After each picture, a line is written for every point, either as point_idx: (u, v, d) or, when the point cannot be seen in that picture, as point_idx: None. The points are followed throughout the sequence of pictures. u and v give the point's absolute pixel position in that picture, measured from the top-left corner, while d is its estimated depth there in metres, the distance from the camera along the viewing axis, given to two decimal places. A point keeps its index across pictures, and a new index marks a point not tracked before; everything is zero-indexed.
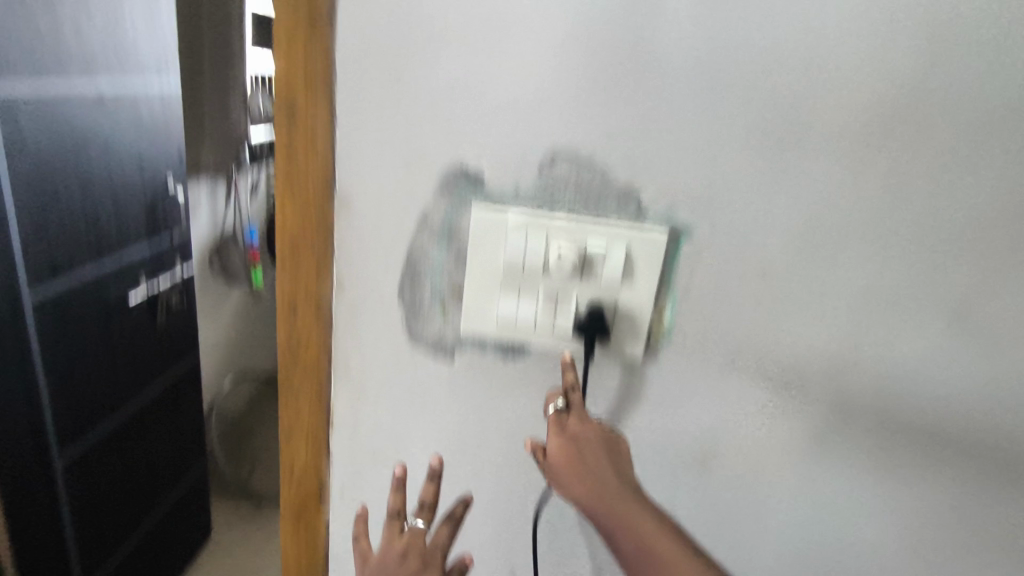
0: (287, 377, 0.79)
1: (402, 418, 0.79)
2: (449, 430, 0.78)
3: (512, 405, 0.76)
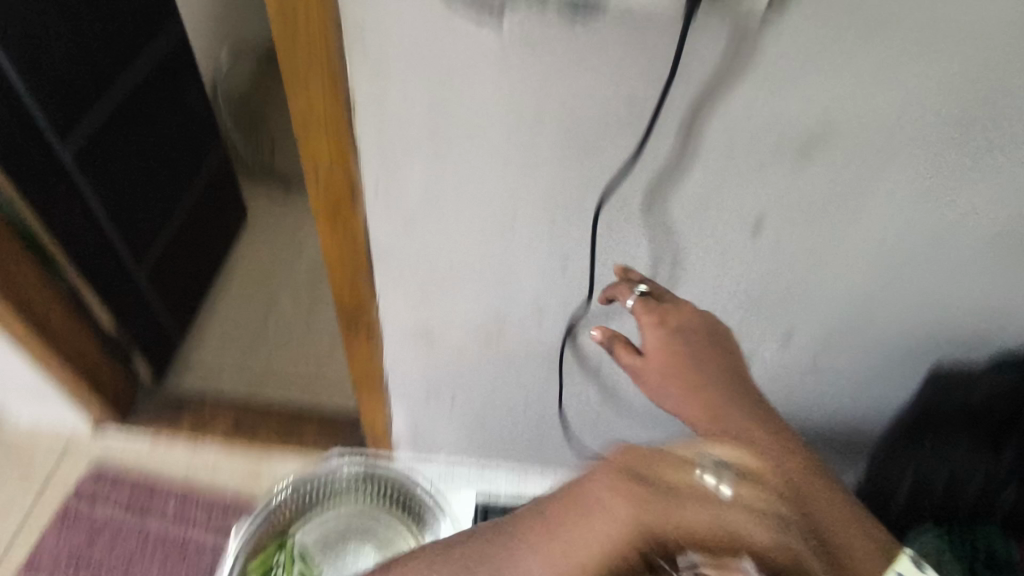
0: (287, 52, 0.61)
1: (435, 110, 0.64)
2: (490, 125, 0.65)
3: (564, 91, 0.61)
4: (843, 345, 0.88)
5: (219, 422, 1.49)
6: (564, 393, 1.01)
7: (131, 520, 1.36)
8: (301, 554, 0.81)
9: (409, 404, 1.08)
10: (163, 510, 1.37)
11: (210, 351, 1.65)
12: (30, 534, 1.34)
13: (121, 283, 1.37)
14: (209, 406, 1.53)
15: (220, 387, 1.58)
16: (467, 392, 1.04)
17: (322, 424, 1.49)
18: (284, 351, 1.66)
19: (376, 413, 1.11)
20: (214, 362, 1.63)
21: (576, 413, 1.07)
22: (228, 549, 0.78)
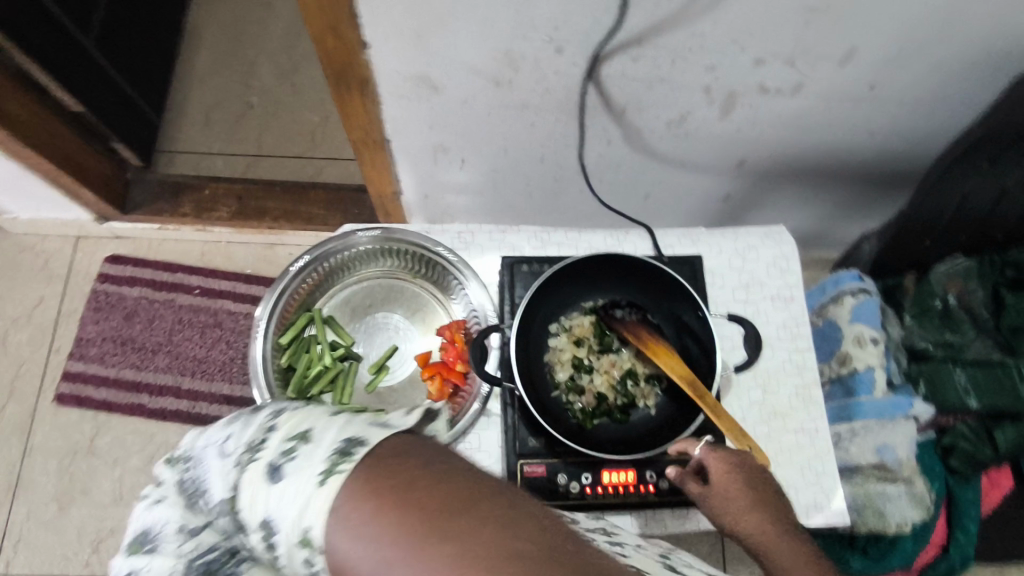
0: None
1: None
2: None
3: None
4: (902, 67, 0.76)
5: (223, 199, 1.40)
6: (586, 139, 0.92)
7: (161, 298, 1.39)
8: (328, 320, 0.81)
9: (415, 166, 0.99)
10: (190, 288, 1.40)
11: (194, 130, 1.51)
12: (70, 320, 1.38)
13: (74, 62, 1.19)
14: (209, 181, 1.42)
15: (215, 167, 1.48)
16: (477, 148, 0.95)
17: (329, 191, 1.40)
18: (274, 123, 1.52)
19: (383, 178, 1.03)
20: (201, 143, 1.50)
21: (597, 161, 0.98)
22: (257, 321, 0.73)
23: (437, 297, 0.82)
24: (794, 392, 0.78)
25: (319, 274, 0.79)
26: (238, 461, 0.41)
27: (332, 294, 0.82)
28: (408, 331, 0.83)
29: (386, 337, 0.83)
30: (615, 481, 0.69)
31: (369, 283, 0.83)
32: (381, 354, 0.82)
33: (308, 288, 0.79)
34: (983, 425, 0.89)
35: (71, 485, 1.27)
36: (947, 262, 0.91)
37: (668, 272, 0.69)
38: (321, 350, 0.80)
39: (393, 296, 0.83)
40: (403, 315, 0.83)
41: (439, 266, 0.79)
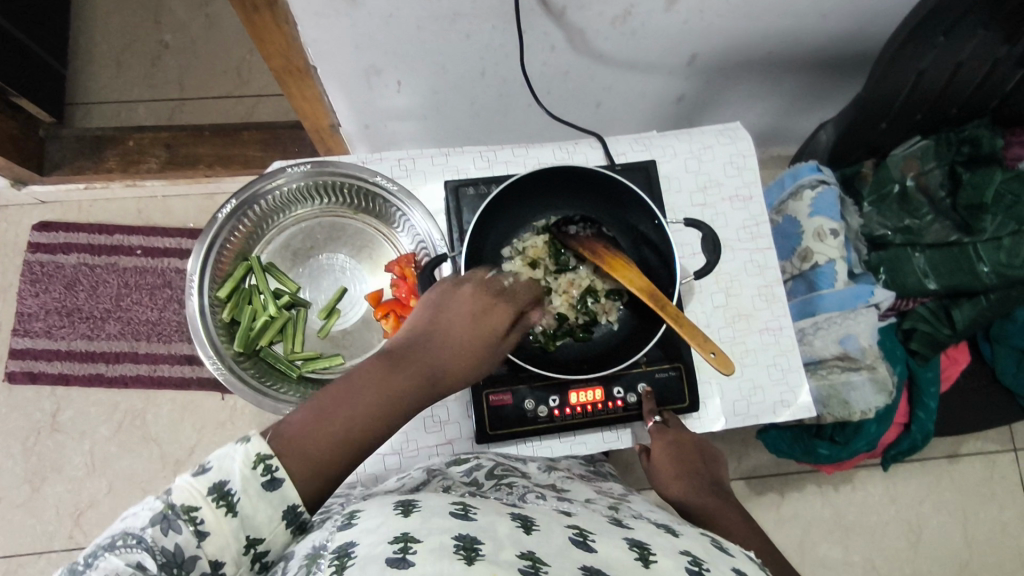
0: None
1: None
2: None
3: None
4: None
5: (151, 150, 1.29)
6: (526, 46, 0.85)
7: (102, 263, 1.31)
8: (268, 268, 0.77)
9: (347, 93, 0.92)
10: (131, 249, 1.32)
11: (107, 77, 1.38)
12: (7, 295, 1.30)
13: None
14: (132, 132, 1.30)
15: (137, 116, 1.37)
16: (411, 67, 0.88)
17: (264, 131, 1.30)
18: (193, 62, 1.39)
19: (316, 110, 0.94)
20: (118, 89, 1.38)
21: (542, 70, 0.92)
22: (191, 274, 0.68)
23: (383, 231, 0.78)
24: (756, 292, 0.77)
25: (251, 220, 0.73)
26: (157, 524, 0.43)
27: (270, 240, 0.77)
28: (356, 270, 0.79)
29: (338, 273, 0.79)
30: (582, 400, 0.68)
31: (307, 224, 0.78)
32: (330, 298, 0.79)
33: (242, 237, 0.73)
34: (941, 306, 0.91)
35: (40, 463, 1.24)
36: (905, 144, 0.90)
37: (619, 181, 0.65)
38: (264, 300, 0.77)
39: (335, 235, 0.79)
40: (348, 254, 0.79)
41: (378, 198, 0.74)
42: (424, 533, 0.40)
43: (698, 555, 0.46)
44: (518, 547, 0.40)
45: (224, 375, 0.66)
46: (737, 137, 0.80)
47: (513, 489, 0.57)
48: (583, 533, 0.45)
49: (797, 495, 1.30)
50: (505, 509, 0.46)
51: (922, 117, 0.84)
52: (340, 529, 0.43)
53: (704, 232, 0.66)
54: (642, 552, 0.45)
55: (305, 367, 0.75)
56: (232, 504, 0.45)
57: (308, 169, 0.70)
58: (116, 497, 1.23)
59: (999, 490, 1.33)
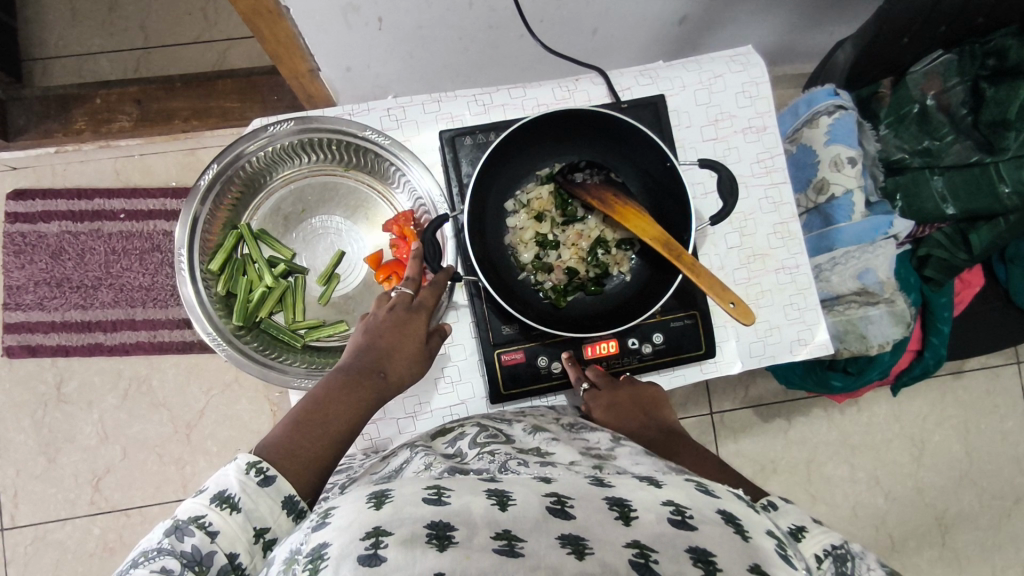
0: None
1: None
2: None
3: None
4: None
5: (121, 107, 1.21)
6: None
7: (85, 230, 1.27)
8: (260, 235, 0.74)
9: (323, 35, 0.84)
10: (114, 213, 1.27)
11: (63, 27, 1.28)
12: None
13: None
14: (98, 88, 1.22)
15: (102, 70, 1.28)
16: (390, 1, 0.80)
17: (239, 79, 1.22)
18: (154, 5, 1.28)
19: (292, 55, 0.87)
20: (76, 41, 1.28)
21: None
22: (179, 241, 0.64)
23: (376, 188, 0.74)
24: (772, 230, 0.73)
25: (237, 186, 0.69)
26: (176, 528, 0.46)
27: (259, 204, 0.74)
28: (351, 230, 0.76)
29: (334, 234, 0.76)
30: (598, 352, 0.67)
31: (297, 185, 0.74)
32: (328, 263, 0.76)
33: (228, 205, 0.70)
34: (959, 230, 0.88)
35: (52, 434, 1.24)
36: (925, 59, 0.84)
37: (627, 122, 0.60)
38: (259, 269, 0.75)
39: (327, 195, 0.75)
40: (343, 214, 0.76)
41: (370, 154, 0.69)
42: (395, 525, 0.40)
43: (680, 503, 0.45)
44: (491, 529, 0.41)
45: (227, 351, 0.64)
46: (749, 63, 0.74)
47: (494, 458, 0.53)
48: (561, 499, 0.44)
49: (804, 419, 1.32)
50: (480, 486, 0.45)
51: (945, 29, 0.77)
52: (315, 529, 0.42)
53: (721, 175, 0.63)
54: (622, 510, 0.44)
55: (309, 335, 0.73)
56: (235, 504, 0.47)
57: (291, 127, 0.65)
58: (131, 463, 1.24)
59: (1000, 402, 1.35)
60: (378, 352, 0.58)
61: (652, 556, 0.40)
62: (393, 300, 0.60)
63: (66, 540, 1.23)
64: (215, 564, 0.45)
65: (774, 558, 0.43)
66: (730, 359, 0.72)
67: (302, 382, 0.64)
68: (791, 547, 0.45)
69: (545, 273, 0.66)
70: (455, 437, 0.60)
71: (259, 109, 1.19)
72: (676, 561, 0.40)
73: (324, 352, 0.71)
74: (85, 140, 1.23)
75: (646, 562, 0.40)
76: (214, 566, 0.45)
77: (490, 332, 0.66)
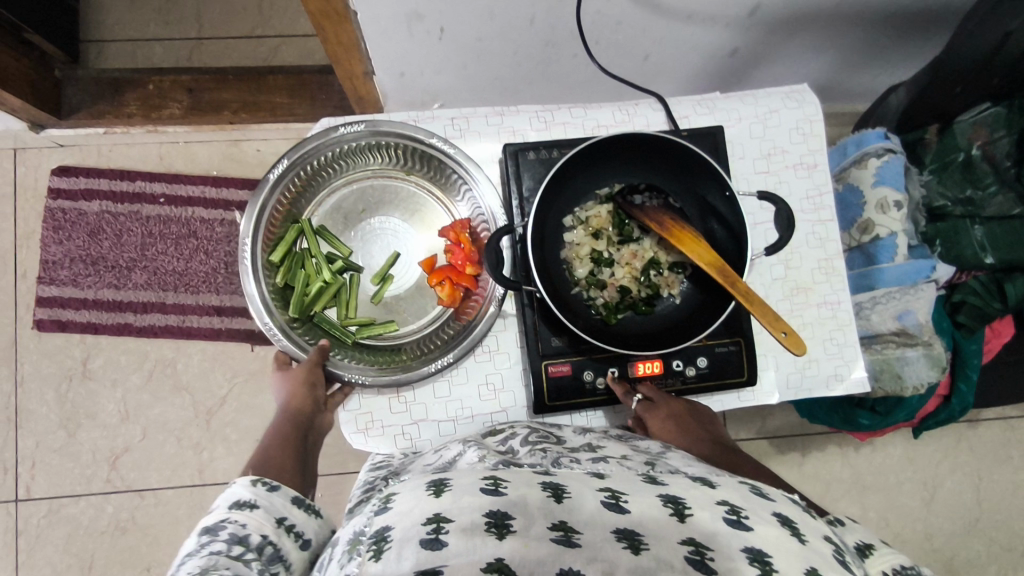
0: None
1: None
2: None
3: None
4: None
5: (172, 94, 1.24)
6: None
7: (125, 211, 1.29)
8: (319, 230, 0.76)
9: (387, 40, 0.86)
10: (154, 197, 1.29)
11: (121, 12, 1.31)
12: (29, 243, 1.28)
13: None
14: (152, 74, 1.25)
15: (155, 56, 1.30)
16: (457, 14, 0.82)
17: (290, 77, 1.25)
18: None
19: (352, 57, 0.90)
20: (132, 27, 1.31)
21: (594, 19, 0.86)
22: (243, 232, 0.65)
23: (436, 194, 0.77)
24: (817, 265, 0.75)
25: (301, 179, 0.71)
26: (208, 531, 0.51)
27: (322, 201, 0.76)
28: (407, 232, 0.78)
29: (386, 238, 0.78)
30: (642, 372, 0.68)
31: (359, 185, 0.77)
32: (382, 263, 0.78)
33: (291, 198, 0.72)
34: (995, 279, 0.89)
35: (74, 409, 1.25)
36: (974, 110, 0.85)
37: (689, 148, 0.62)
38: (318, 264, 0.76)
39: (386, 198, 0.77)
40: (401, 216, 0.78)
41: (435, 160, 0.72)
42: (456, 513, 0.41)
43: (735, 504, 0.45)
44: (549, 518, 0.42)
45: (284, 343, 0.66)
46: (805, 102, 0.76)
47: (547, 456, 0.55)
48: (615, 494, 0.45)
49: (819, 454, 1.32)
50: (535, 479, 0.46)
51: (1000, 81, 0.78)
52: (378, 514, 0.44)
53: (778, 208, 0.64)
54: (677, 507, 0.44)
55: (360, 333, 0.75)
56: (253, 504, 0.54)
57: (361, 129, 0.67)
58: (151, 444, 1.25)
59: (1015, 452, 1.35)
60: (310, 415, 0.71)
61: (707, 555, 0.41)
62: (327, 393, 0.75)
63: (80, 517, 1.23)
64: (255, 538, 0.51)
65: (828, 559, 0.43)
66: (770, 389, 0.73)
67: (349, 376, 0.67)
68: (847, 555, 0.46)
69: (597, 290, 0.68)
70: (506, 437, 0.61)
71: (309, 107, 1.22)
72: (731, 559, 0.41)
73: (373, 350, 0.74)
74: (134, 123, 1.26)
75: (703, 559, 0.41)
76: (255, 543, 0.51)
77: (537, 344, 0.68)
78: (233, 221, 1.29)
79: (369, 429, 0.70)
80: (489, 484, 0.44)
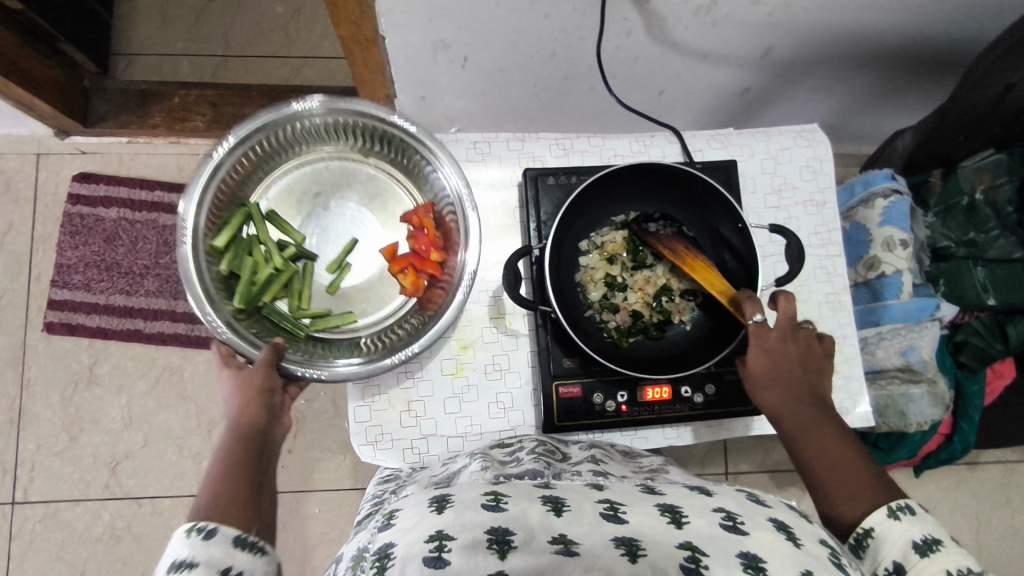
0: None
1: None
2: None
3: None
4: None
5: (196, 108, 1.29)
6: (605, 31, 0.83)
7: (142, 219, 1.31)
8: (268, 215, 0.79)
9: (412, 66, 0.90)
10: (171, 206, 1.31)
11: (151, 28, 1.35)
12: (46, 246, 1.30)
13: None
14: (178, 88, 1.28)
15: (180, 70, 1.34)
16: (481, 43, 0.85)
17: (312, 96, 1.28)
18: (239, 18, 1.36)
19: (377, 79, 0.93)
20: (161, 42, 1.34)
21: (613, 54, 0.89)
22: (190, 210, 0.68)
23: (388, 176, 0.82)
24: (824, 299, 0.76)
25: (251, 157, 0.74)
26: None
27: (270, 183, 0.80)
28: (360, 219, 0.83)
29: (342, 222, 0.83)
30: (651, 396, 0.69)
31: (310, 169, 0.81)
32: (338, 251, 0.83)
33: (238, 180, 0.75)
34: (996, 320, 0.91)
35: (77, 413, 1.26)
36: (976, 156, 0.88)
37: (703, 178, 0.65)
38: (266, 251, 0.79)
39: (343, 178, 0.82)
40: (360, 201, 0.83)
41: (384, 139, 0.76)
42: (457, 530, 0.42)
43: (731, 510, 0.46)
44: (549, 533, 0.43)
45: (229, 334, 0.66)
46: (815, 141, 0.79)
47: (550, 468, 0.56)
48: (614, 506, 0.46)
49: None
50: (536, 492, 0.47)
51: (1004, 129, 0.81)
52: (381, 530, 0.46)
53: (789, 240, 0.67)
54: (674, 515, 0.45)
55: (314, 324, 0.78)
56: (189, 564, 0.47)
57: (315, 106, 0.70)
58: (152, 451, 1.25)
59: (1015, 497, 1.35)
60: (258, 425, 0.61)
61: (703, 560, 0.41)
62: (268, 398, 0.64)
63: (75, 522, 1.23)
64: None
65: (827, 564, 0.43)
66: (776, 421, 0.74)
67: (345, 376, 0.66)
68: (845, 558, 0.46)
69: (609, 313, 0.69)
70: (513, 449, 0.63)
71: None
72: (726, 566, 0.41)
73: (325, 343, 0.76)
74: (158, 135, 1.29)
75: (698, 567, 0.41)
76: None
77: (551, 365, 0.69)
78: None
79: (378, 442, 0.71)
80: (491, 500, 0.45)
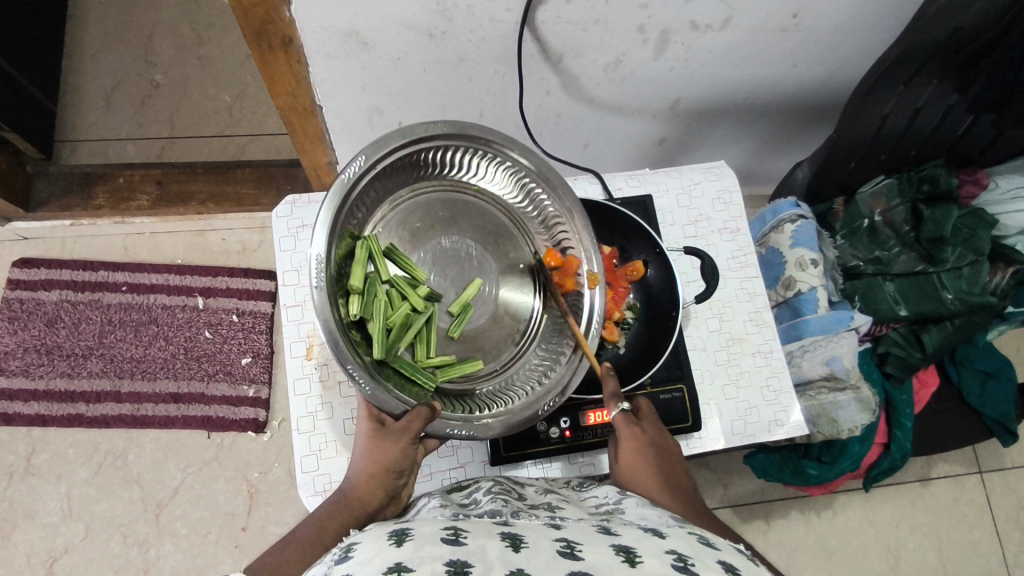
0: None
1: None
2: None
3: None
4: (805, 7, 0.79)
5: (141, 187, 1.29)
6: (525, 90, 0.90)
7: (85, 300, 1.29)
8: (388, 252, 0.69)
9: (350, 131, 0.95)
10: (116, 285, 1.30)
11: (97, 114, 1.39)
12: None
13: None
14: (122, 169, 1.30)
15: (126, 153, 1.37)
16: (412, 107, 0.92)
17: (258, 169, 1.32)
18: (185, 101, 1.41)
19: (317, 147, 0.98)
20: (106, 127, 1.38)
21: (537, 111, 0.97)
22: (318, 241, 0.59)
23: (506, 209, 0.73)
24: (748, 317, 0.81)
25: (371, 187, 0.66)
26: None
27: (384, 217, 0.70)
28: (482, 260, 0.72)
29: (462, 251, 0.72)
30: (592, 420, 0.72)
31: (426, 199, 0.72)
32: (462, 291, 0.71)
33: (355, 208, 0.65)
34: (912, 330, 0.98)
35: (11, 508, 1.19)
36: (871, 182, 0.97)
37: (615, 209, 0.74)
38: (391, 290, 0.68)
39: (457, 214, 0.72)
40: (475, 239, 0.73)
41: (509, 168, 0.71)
42: (416, 563, 0.41)
43: (683, 552, 0.45)
44: (506, 566, 0.41)
45: (372, 389, 0.58)
46: (720, 174, 0.86)
47: (507, 507, 0.56)
48: (570, 544, 0.45)
49: (783, 521, 1.33)
50: (495, 530, 0.47)
51: (887, 154, 0.91)
52: (338, 562, 0.44)
53: (705, 261, 0.75)
54: (628, 555, 0.44)
55: (441, 376, 0.67)
56: None
57: (445, 127, 0.65)
58: (94, 543, 1.18)
59: (968, 511, 1.38)
60: (381, 486, 0.61)
61: None
62: (405, 458, 0.61)
63: None
64: None
65: None
66: (715, 437, 0.76)
67: (457, 430, 0.60)
68: None
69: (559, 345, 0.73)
70: (470, 491, 0.63)
71: (274, 196, 1.30)
72: None
73: (457, 401, 0.67)
74: (102, 216, 1.29)
75: None
76: None
77: None
78: (195, 306, 1.31)
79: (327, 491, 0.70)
80: (448, 534, 0.45)
